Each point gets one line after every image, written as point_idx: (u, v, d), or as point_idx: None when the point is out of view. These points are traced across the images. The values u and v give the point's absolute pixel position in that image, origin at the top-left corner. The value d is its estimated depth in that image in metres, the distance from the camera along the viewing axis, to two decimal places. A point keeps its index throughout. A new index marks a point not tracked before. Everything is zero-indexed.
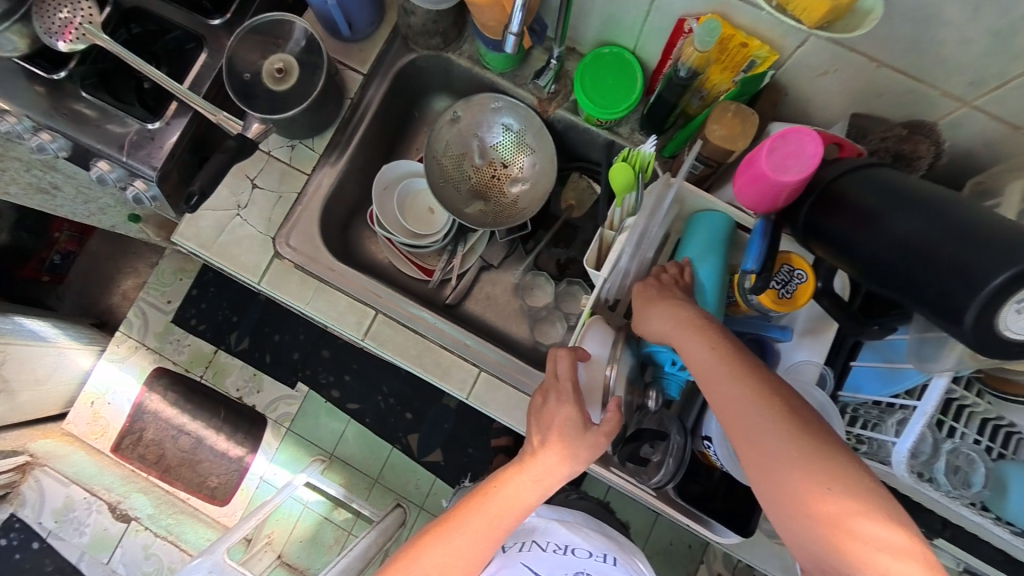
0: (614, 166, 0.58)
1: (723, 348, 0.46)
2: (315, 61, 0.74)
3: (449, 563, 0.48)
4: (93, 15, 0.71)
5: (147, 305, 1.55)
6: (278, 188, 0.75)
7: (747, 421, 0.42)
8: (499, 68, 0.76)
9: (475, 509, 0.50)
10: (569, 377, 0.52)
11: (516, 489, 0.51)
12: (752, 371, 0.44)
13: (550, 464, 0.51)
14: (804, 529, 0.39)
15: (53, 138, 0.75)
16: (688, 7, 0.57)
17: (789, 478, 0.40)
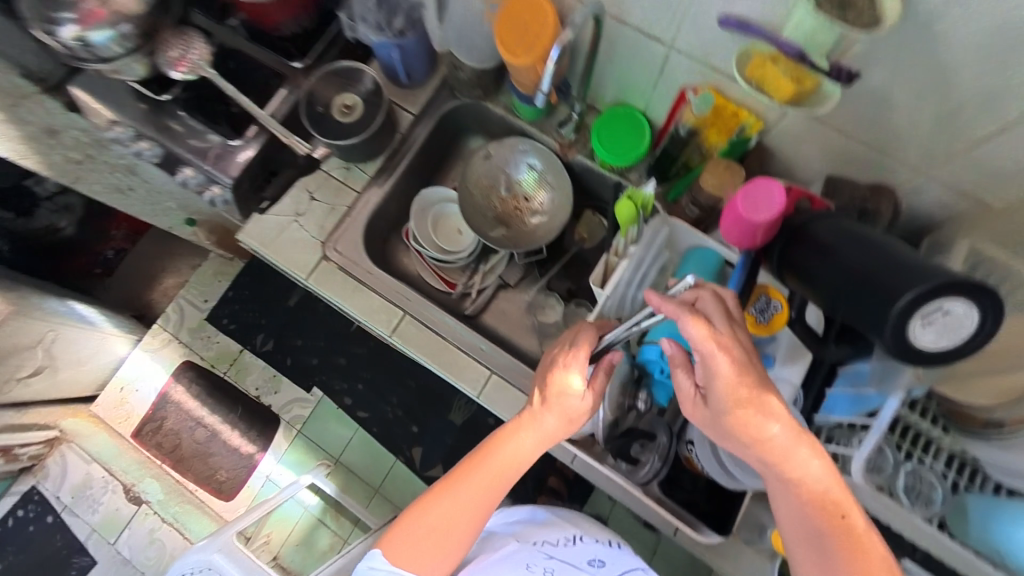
0: (620, 202, 0.64)
1: (805, 467, 0.47)
2: (375, 98, 0.88)
3: (460, 511, 0.56)
4: (203, 52, 0.86)
5: (185, 301, 1.70)
6: (332, 201, 0.87)
7: (818, 543, 0.46)
8: (529, 117, 0.89)
9: (479, 465, 0.57)
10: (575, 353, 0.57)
11: (513, 447, 0.57)
12: (830, 495, 0.46)
13: (549, 425, 0.57)
14: None
15: (150, 146, 0.92)
16: (688, 80, 0.69)
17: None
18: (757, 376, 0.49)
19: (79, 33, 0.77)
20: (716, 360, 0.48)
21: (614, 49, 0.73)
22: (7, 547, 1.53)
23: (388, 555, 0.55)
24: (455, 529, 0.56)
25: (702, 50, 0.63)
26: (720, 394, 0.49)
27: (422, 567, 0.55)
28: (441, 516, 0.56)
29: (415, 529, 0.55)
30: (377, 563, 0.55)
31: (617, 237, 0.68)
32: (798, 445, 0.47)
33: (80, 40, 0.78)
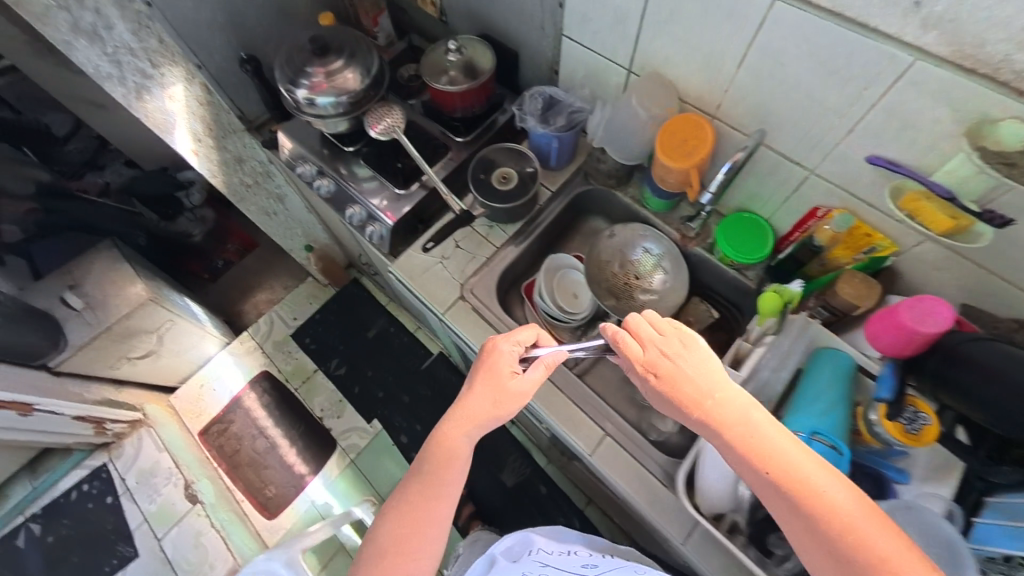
0: (765, 294, 0.70)
1: (757, 442, 0.53)
2: (529, 174, 1.00)
3: (410, 520, 0.64)
4: (399, 123, 1.04)
5: (277, 316, 2.02)
6: (474, 251, 0.99)
7: (793, 515, 0.50)
8: (656, 209, 1.01)
9: (421, 469, 0.68)
10: (490, 354, 0.74)
11: (447, 445, 0.68)
12: (789, 471, 0.51)
13: (478, 411, 0.69)
14: (829, 555, 0.48)
15: (327, 182, 1.14)
16: (823, 200, 0.78)
17: (825, 554, 0.48)
18: (688, 370, 0.59)
19: (310, 95, 1.01)
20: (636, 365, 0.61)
21: (749, 168, 0.84)
22: (61, 520, 1.58)
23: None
24: (411, 537, 0.63)
25: (843, 178, 0.72)
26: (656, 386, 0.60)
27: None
28: (394, 529, 0.64)
29: (373, 553, 0.63)
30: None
31: (753, 322, 0.73)
32: (739, 424, 0.55)
33: (308, 100, 1.02)
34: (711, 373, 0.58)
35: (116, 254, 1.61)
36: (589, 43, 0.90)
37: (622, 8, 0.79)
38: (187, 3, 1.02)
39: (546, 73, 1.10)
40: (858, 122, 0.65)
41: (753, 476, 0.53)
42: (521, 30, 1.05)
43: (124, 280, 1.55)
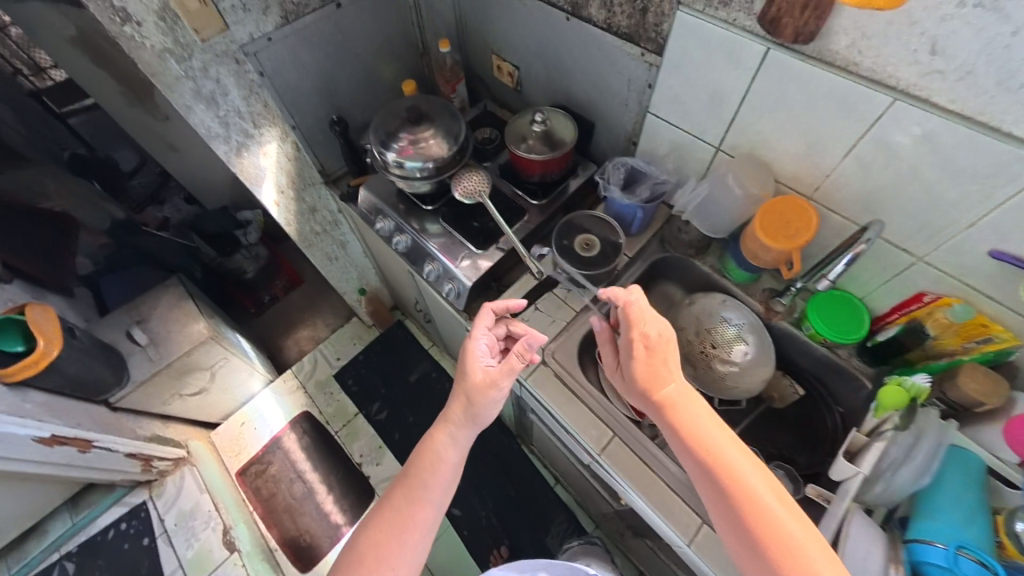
0: (886, 386, 0.69)
1: (692, 428, 0.64)
2: (615, 241, 1.01)
3: (393, 522, 0.72)
4: (483, 188, 1.06)
5: (321, 356, 2.03)
6: (553, 314, 1.00)
7: (715, 492, 0.60)
8: (737, 279, 1.00)
9: (406, 474, 0.77)
10: (463, 361, 0.84)
11: (430, 451, 0.78)
12: (714, 454, 0.62)
13: (455, 411, 0.80)
14: (739, 529, 0.58)
15: (403, 237, 1.17)
16: (931, 286, 0.77)
17: (735, 528, 0.58)
18: (657, 354, 0.70)
19: (398, 158, 1.05)
20: (632, 336, 0.71)
21: None
22: (96, 559, 1.55)
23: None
24: (390, 537, 0.71)
25: (959, 268, 0.71)
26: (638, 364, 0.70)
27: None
28: (376, 531, 0.72)
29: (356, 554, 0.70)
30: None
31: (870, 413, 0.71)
32: (683, 411, 0.66)
33: (396, 162, 1.06)
34: (671, 361, 0.70)
35: (180, 292, 1.65)
36: (678, 122, 0.93)
37: (721, 94, 0.83)
38: (293, 74, 1.07)
39: (623, 143, 1.14)
40: (983, 216, 0.64)
41: (692, 456, 0.63)
42: (602, 104, 1.10)
43: (188, 318, 1.58)
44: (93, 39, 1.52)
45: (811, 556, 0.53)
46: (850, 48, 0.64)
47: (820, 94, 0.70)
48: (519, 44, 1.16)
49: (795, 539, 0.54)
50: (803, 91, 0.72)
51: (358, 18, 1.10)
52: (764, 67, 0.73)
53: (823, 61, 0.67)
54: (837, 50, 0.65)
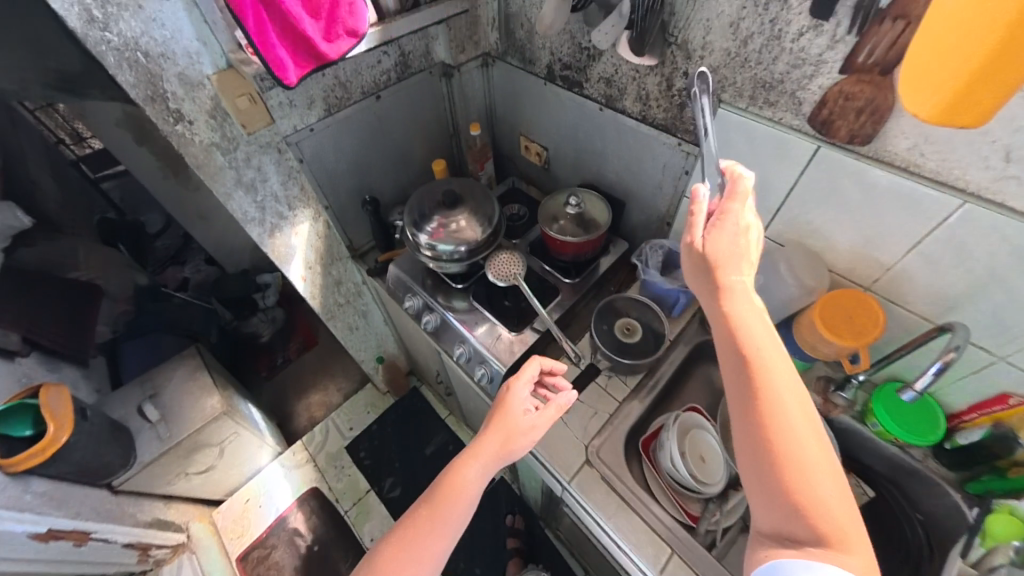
0: (995, 513, 0.70)
1: (744, 328, 0.53)
2: (658, 326, 0.96)
3: (405, 548, 0.63)
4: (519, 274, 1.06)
5: (333, 425, 1.95)
6: (595, 405, 0.94)
7: (745, 399, 0.51)
8: (790, 367, 0.94)
9: (424, 502, 0.68)
10: (502, 402, 0.77)
11: (454, 480, 0.69)
12: (755, 361, 0.51)
13: (489, 448, 0.72)
14: (759, 456, 0.49)
15: (432, 317, 1.13)
16: (1015, 388, 0.71)
17: (753, 451, 0.49)
18: (738, 234, 0.57)
19: (430, 242, 1.04)
20: (727, 209, 0.58)
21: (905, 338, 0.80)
22: None
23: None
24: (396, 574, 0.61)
25: None
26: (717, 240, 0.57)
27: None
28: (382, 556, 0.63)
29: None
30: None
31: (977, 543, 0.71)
32: (739, 313, 0.53)
33: (428, 245, 1.05)
34: (754, 251, 0.58)
35: (196, 363, 1.61)
36: None
37: (766, 184, 0.82)
38: (332, 159, 1.09)
39: (656, 223, 1.13)
40: None
41: (731, 362, 0.53)
42: (635, 185, 1.10)
43: (202, 391, 1.54)
44: (139, 120, 1.60)
45: (829, 493, 0.46)
46: (911, 151, 0.63)
47: (878, 191, 0.69)
48: (550, 128, 1.19)
49: (816, 469, 0.46)
50: (859, 187, 0.70)
51: (396, 105, 1.14)
52: (815, 162, 0.73)
53: (882, 161, 0.66)
54: (897, 152, 0.64)
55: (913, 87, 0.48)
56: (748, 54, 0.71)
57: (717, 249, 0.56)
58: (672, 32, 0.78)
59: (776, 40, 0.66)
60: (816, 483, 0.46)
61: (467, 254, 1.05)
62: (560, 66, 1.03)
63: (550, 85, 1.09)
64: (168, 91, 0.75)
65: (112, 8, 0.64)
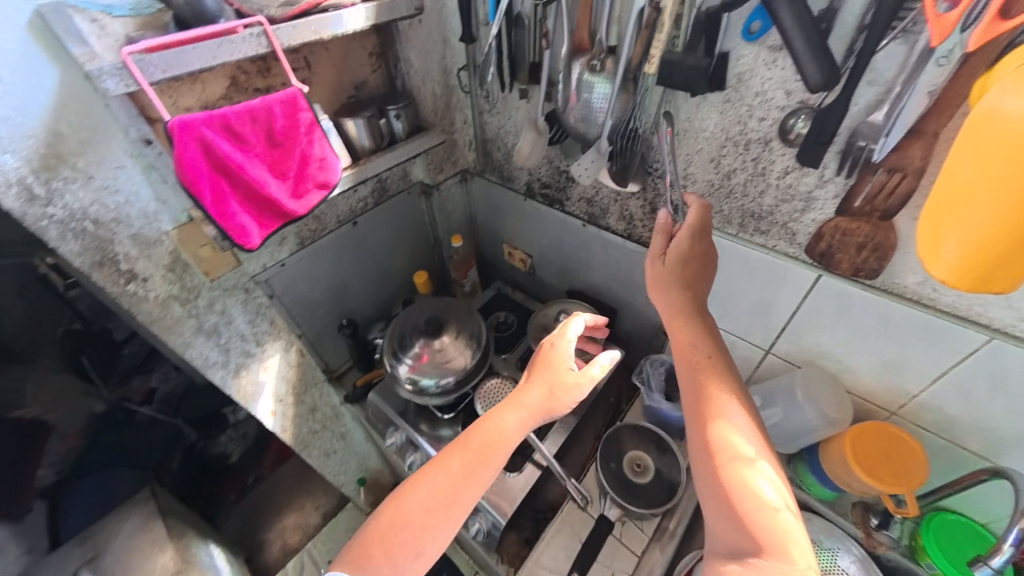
0: None
1: (693, 343, 0.62)
2: (671, 457, 0.86)
3: (441, 492, 0.60)
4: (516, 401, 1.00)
5: (309, 559, 1.70)
6: (611, 563, 0.81)
7: (692, 406, 0.58)
8: (820, 495, 0.85)
9: (461, 446, 0.64)
10: (551, 356, 0.71)
11: (493, 428, 0.65)
12: (699, 370, 0.60)
13: (532, 399, 0.67)
14: (710, 486, 0.51)
15: (417, 455, 1.00)
16: None
17: (708, 480, 0.52)
18: (699, 259, 0.67)
19: (412, 375, 0.96)
20: (688, 235, 0.66)
21: (946, 466, 0.72)
22: None
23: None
24: (429, 518, 0.59)
25: None
26: (676, 252, 0.67)
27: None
28: (415, 498, 0.61)
29: (383, 525, 0.59)
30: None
31: None
32: (693, 343, 0.62)
33: (410, 378, 0.96)
34: (710, 267, 0.68)
35: (150, 510, 1.40)
36: (717, 323, 0.87)
37: (768, 305, 0.77)
38: (307, 287, 1.02)
39: (651, 332, 1.07)
40: None
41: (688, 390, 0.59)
42: (625, 295, 1.06)
43: (151, 547, 1.31)
44: None
45: (763, 491, 0.48)
46: (921, 285, 0.59)
47: (892, 321, 0.64)
48: (532, 238, 1.17)
49: (748, 466, 0.51)
50: (870, 315, 0.66)
51: (374, 227, 1.10)
52: (818, 289, 0.69)
53: (891, 292, 0.63)
54: (906, 285, 0.61)
55: (939, 254, 0.43)
56: (733, 185, 0.69)
57: (675, 266, 0.66)
58: (654, 164, 0.77)
59: (762, 176, 0.65)
60: (759, 514, 0.47)
61: (457, 385, 0.96)
62: (540, 185, 1.03)
63: (531, 202, 1.08)
64: (120, 252, 0.68)
65: (58, 182, 0.59)
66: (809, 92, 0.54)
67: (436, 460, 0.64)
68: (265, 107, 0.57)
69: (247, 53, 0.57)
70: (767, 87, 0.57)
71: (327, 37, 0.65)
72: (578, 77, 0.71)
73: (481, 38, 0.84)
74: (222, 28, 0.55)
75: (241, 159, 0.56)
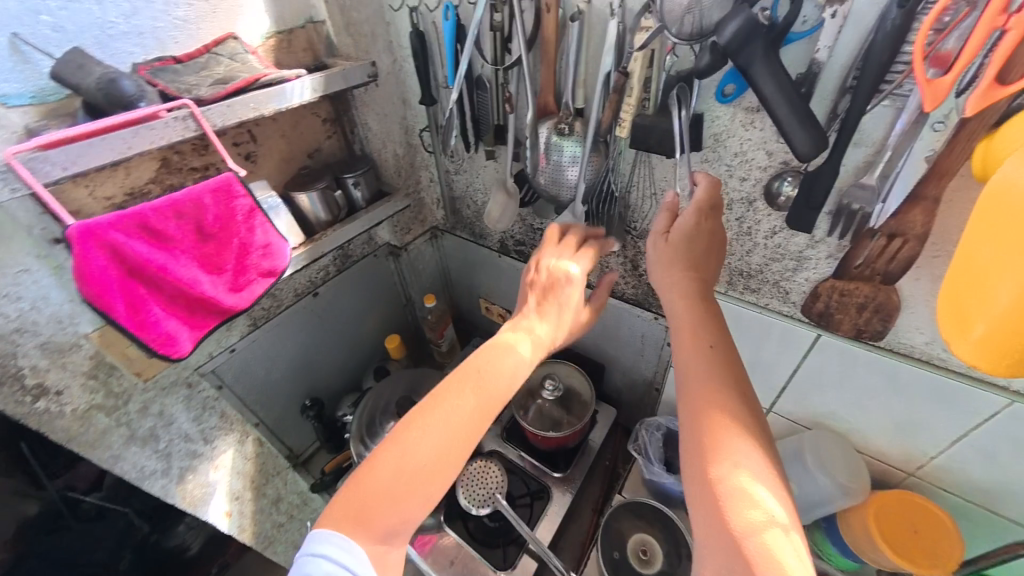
0: None
1: (698, 324, 0.49)
2: (680, 537, 0.77)
3: (447, 446, 0.46)
4: (500, 484, 0.88)
5: None
6: None
7: (691, 418, 0.43)
8: (842, 565, 0.75)
9: (476, 384, 0.50)
10: (564, 267, 0.57)
11: (507, 368, 0.51)
12: (701, 358, 0.46)
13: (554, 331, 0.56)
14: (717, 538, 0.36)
15: None
16: None
17: (713, 528, 0.37)
18: (707, 231, 0.55)
19: None
20: (694, 217, 0.54)
21: (974, 529, 0.66)
22: None
23: (356, 551, 0.43)
24: (440, 468, 0.46)
25: None
26: (680, 233, 0.55)
27: (387, 546, 0.45)
28: (418, 447, 0.46)
29: (367, 489, 0.44)
30: (336, 565, 0.42)
31: None
32: (707, 322, 0.49)
33: None
34: (719, 249, 0.56)
35: None
36: None
37: (767, 365, 0.72)
38: (262, 370, 0.91)
39: (642, 390, 1.00)
40: None
41: (692, 394, 0.44)
42: (612, 353, 0.99)
43: None
44: None
45: (782, 549, 0.34)
46: (930, 344, 0.55)
47: (902, 382, 0.59)
48: (510, 293, 1.11)
49: (762, 517, 0.36)
50: (878, 376, 0.61)
51: (339, 296, 1.01)
52: (818, 349, 0.64)
53: (898, 351, 0.58)
54: (914, 344, 0.56)
55: (970, 332, 0.38)
56: None
57: (680, 245, 0.54)
58: (632, 223, 0.72)
59: (748, 236, 0.60)
60: None
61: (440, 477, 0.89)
62: (513, 241, 0.97)
63: (506, 258, 1.02)
64: (24, 366, 0.58)
65: None
66: (792, 153, 0.50)
67: (441, 397, 0.49)
68: (191, 199, 0.50)
69: (169, 139, 0.50)
70: (747, 148, 0.54)
71: (269, 113, 0.58)
72: (546, 140, 0.67)
73: (441, 100, 0.80)
74: (141, 115, 0.48)
75: (163, 260, 0.49)
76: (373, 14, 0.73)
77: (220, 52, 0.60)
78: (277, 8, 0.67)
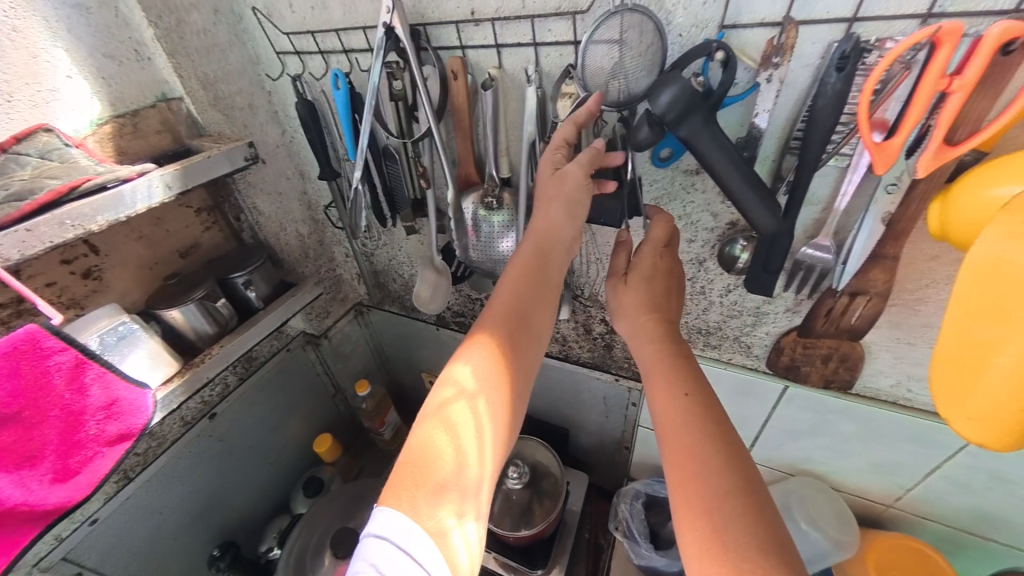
0: None
1: (666, 374, 0.41)
2: None
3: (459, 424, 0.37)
4: None
5: None
6: None
7: (687, 504, 0.33)
8: None
9: (434, 429, 0.37)
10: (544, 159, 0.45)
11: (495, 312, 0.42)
12: (674, 409, 0.38)
13: (540, 304, 0.44)
14: None
15: None
16: None
17: None
18: (660, 278, 0.46)
19: None
20: (650, 259, 0.46)
21: (964, 554, 0.64)
22: None
23: (417, 526, 0.33)
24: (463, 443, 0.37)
25: None
26: (638, 275, 0.47)
27: (455, 519, 0.35)
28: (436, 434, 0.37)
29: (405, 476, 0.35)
30: (400, 547, 0.32)
31: None
32: (678, 366, 0.41)
33: None
34: (681, 289, 0.48)
35: None
36: None
37: (738, 419, 0.68)
38: (146, 526, 0.70)
39: (612, 452, 0.92)
40: None
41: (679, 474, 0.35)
42: (574, 417, 0.91)
43: None
44: None
45: None
46: (896, 386, 0.53)
47: (874, 424, 0.57)
48: None
49: None
50: (851, 421, 0.59)
51: (248, 406, 0.83)
52: (787, 400, 0.61)
53: (864, 396, 0.56)
54: (881, 387, 0.54)
55: (966, 399, 0.32)
56: None
57: (640, 285, 0.46)
58: (579, 287, 0.66)
59: (702, 295, 0.56)
60: None
61: None
62: (452, 313, 0.87)
63: (444, 330, 0.92)
64: None
65: None
66: (740, 215, 0.47)
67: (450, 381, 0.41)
68: None
69: None
70: (691, 210, 0.50)
71: (99, 227, 0.44)
72: (472, 215, 0.59)
73: (345, 172, 0.70)
74: None
75: None
76: (248, 85, 0.62)
77: (24, 150, 0.44)
78: (112, 87, 0.53)
